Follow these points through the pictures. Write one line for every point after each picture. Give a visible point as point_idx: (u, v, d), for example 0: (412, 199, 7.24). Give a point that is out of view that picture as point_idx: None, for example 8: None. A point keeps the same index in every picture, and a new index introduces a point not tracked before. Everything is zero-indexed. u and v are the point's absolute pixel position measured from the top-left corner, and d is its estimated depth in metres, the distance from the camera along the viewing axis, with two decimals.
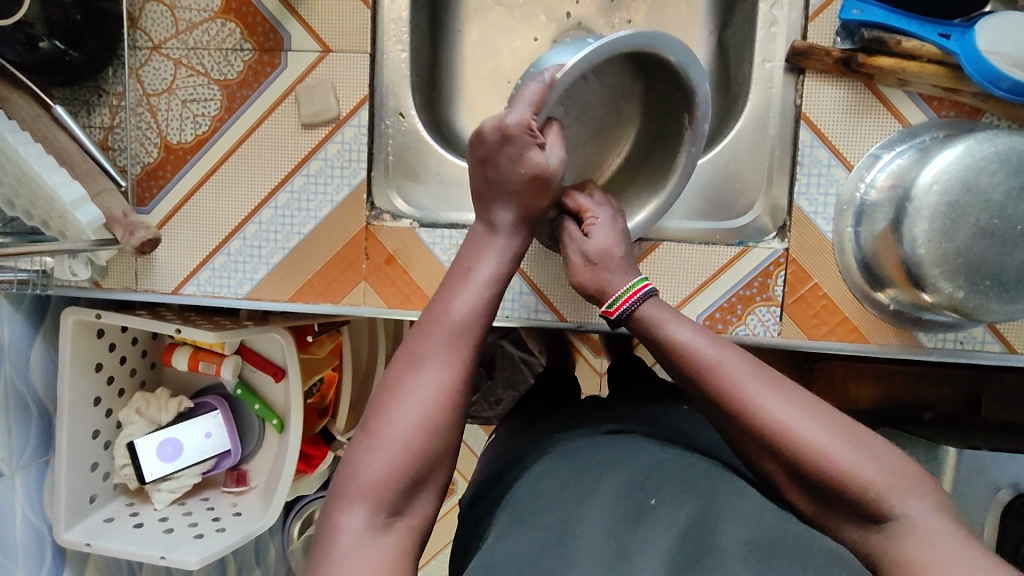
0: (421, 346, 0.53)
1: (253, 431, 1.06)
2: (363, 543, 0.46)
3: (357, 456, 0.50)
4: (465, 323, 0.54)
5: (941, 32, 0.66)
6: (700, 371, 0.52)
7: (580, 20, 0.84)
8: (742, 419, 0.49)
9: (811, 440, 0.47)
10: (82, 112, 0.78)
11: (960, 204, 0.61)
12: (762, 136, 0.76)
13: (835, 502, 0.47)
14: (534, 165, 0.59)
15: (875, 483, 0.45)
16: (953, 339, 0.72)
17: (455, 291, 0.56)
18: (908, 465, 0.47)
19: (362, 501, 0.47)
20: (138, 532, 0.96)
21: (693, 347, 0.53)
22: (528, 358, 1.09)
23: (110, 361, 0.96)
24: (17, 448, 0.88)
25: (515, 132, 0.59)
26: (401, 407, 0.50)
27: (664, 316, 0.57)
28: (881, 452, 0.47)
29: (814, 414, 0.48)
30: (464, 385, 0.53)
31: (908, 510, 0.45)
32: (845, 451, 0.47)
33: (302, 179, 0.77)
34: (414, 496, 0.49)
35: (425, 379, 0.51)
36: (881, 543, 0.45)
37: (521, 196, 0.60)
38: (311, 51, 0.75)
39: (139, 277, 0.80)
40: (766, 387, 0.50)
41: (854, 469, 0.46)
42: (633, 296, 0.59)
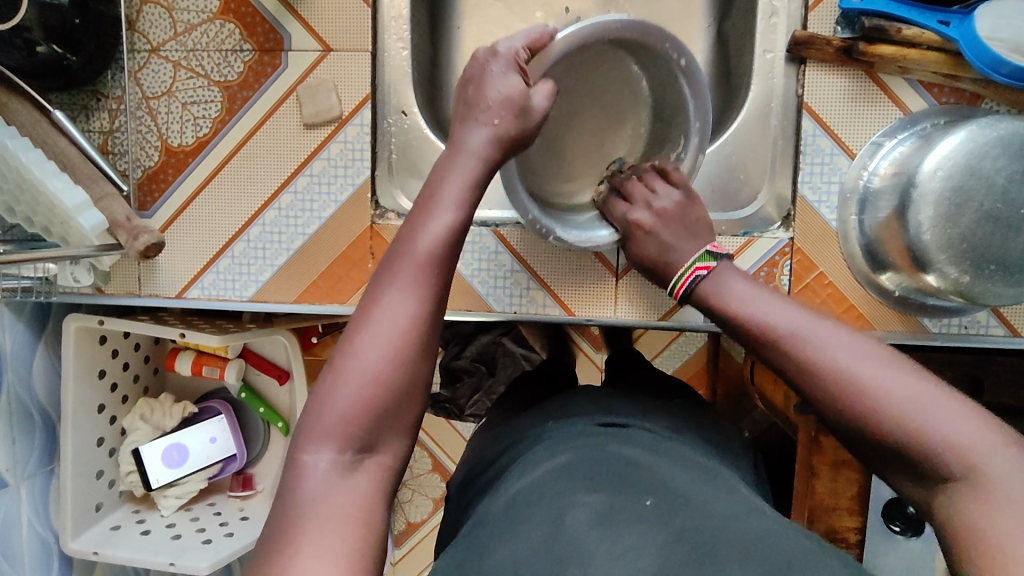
0: (384, 275, 0.49)
1: (258, 435, 1.05)
2: (332, 484, 0.44)
3: (323, 391, 0.47)
4: (431, 251, 0.50)
5: (940, 19, 0.66)
6: (774, 337, 0.50)
7: (578, 15, 0.85)
8: (817, 382, 0.48)
9: (883, 395, 0.45)
10: (81, 117, 0.77)
11: (963, 189, 0.61)
12: (764, 126, 0.76)
13: (903, 463, 0.45)
14: (514, 89, 0.57)
15: (953, 437, 0.43)
16: (956, 324, 0.73)
17: (422, 218, 0.52)
18: (999, 428, 0.44)
19: (329, 439, 0.45)
20: (145, 539, 0.95)
21: (761, 312, 0.52)
22: (528, 354, 1.08)
23: (113, 368, 0.95)
24: (21, 458, 0.87)
25: (503, 56, 0.58)
26: (367, 339, 0.47)
27: (731, 290, 0.55)
28: (961, 408, 0.44)
29: (889, 370, 0.46)
30: (434, 313, 0.49)
31: (988, 467, 0.42)
32: (921, 407, 0.44)
33: (305, 180, 0.77)
34: (382, 431, 0.47)
35: (392, 310, 0.48)
36: (948, 505, 0.43)
37: (491, 119, 0.56)
38: (312, 51, 0.75)
39: (142, 282, 0.79)
40: (841, 347, 0.48)
41: (929, 424, 0.43)
42: (691, 277, 0.60)
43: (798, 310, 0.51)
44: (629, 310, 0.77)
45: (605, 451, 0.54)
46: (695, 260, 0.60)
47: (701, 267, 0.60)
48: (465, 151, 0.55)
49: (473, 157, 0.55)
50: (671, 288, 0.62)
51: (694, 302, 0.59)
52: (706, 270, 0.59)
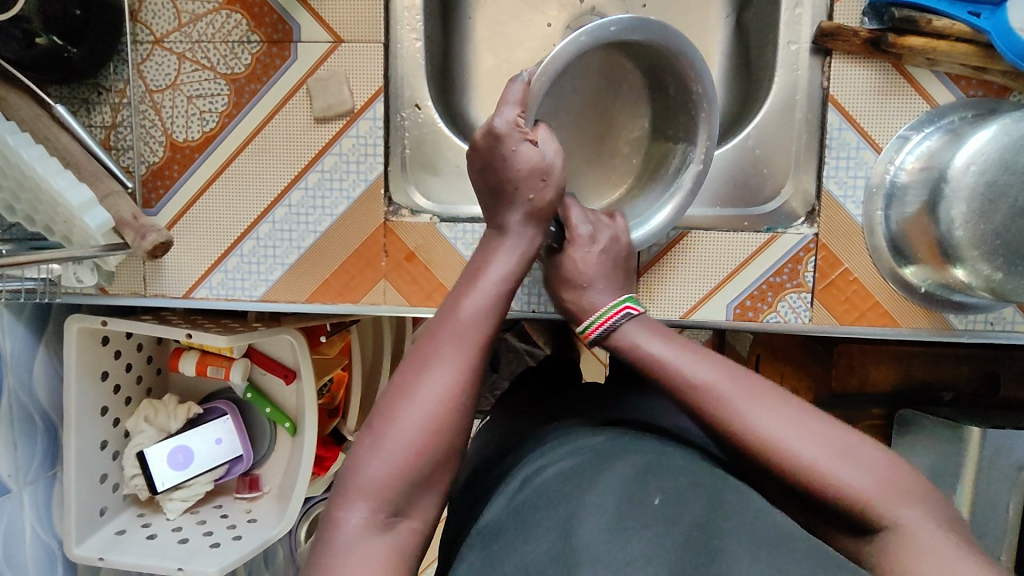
0: (428, 347, 0.52)
1: (264, 436, 1.04)
2: (364, 542, 0.45)
3: (360, 454, 0.48)
4: (472, 323, 0.53)
5: (971, 10, 0.64)
6: (690, 391, 0.50)
7: (594, 5, 0.82)
8: (735, 437, 0.48)
9: (800, 454, 0.46)
10: (82, 112, 0.74)
11: (998, 184, 0.59)
12: (789, 119, 0.74)
13: (826, 513, 0.47)
14: (530, 159, 0.58)
15: (864, 492, 0.45)
16: (982, 320, 0.72)
17: (462, 291, 0.55)
18: (898, 470, 0.46)
19: (365, 499, 0.46)
20: (152, 543, 0.93)
21: (676, 361, 0.52)
22: (533, 350, 1.07)
23: (115, 369, 0.93)
24: (23, 463, 0.84)
25: (502, 132, 0.58)
26: (407, 408, 0.49)
27: (643, 336, 0.55)
28: (873, 457, 0.46)
29: (802, 425, 0.47)
30: (471, 387, 0.51)
31: (895, 517, 0.44)
32: (836, 464, 0.46)
33: (317, 176, 0.74)
34: (415, 497, 0.48)
35: (431, 381, 0.50)
36: (875, 552, 0.45)
37: (522, 193, 0.58)
38: (322, 42, 0.73)
39: (147, 282, 0.77)
40: (756, 402, 0.49)
41: (846, 483, 0.45)
42: (618, 316, 0.57)
43: (709, 360, 0.52)
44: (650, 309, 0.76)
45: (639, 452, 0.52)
46: (620, 300, 0.59)
47: (630, 307, 0.58)
48: (505, 230, 0.59)
49: (515, 235, 0.59)
50: (584, 328, 0.59)
51: (603, 343, 0.58)
52: (633, 311, 0.57)
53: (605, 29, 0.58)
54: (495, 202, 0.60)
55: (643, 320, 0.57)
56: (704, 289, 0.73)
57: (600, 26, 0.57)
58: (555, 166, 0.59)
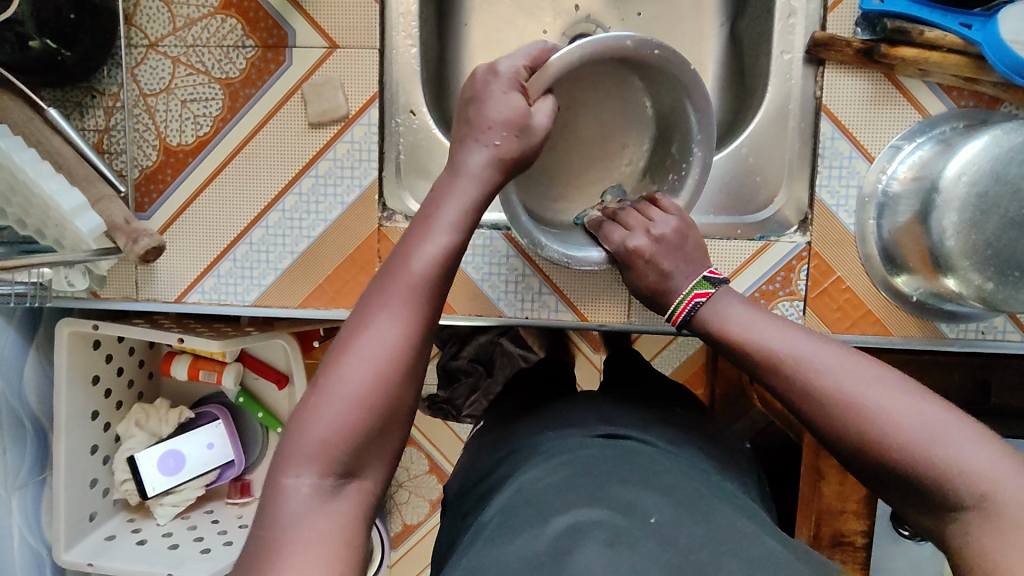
0: (376, 299, 0.50)
1: (256, 441, 1.03)
2: (312, 505, 0.44)
3: (306, 413, 0.47)
4: (425, 275, 0.51)
5: (963, 21, 0.65)
6: (771, 357, 0.51)
7: (588, 13, 0.83)
8: (820, 408, 0.48)
9: (893, 420, 0.45)
10: (75, 115, 0.74)
11: (989, 195, 0.60)
12: (782, 128, 0.75)
13: (905, 489, 0.45)
14: (516, 108, 0.57)
15: (970, 464, 0.42)
16: (973, 329, 0.72)
17: (413, 241, 0.53)
18: (1012, 453, 0.43)
19: (311, 461, 0.45)
20: (141, 549, 0.93)
21: (767, 336, 0.52)
22: (527, 354, 1.04)
23: (107, 373, 0.92)
24: (13, 468, 0.84)
25: (506, 74, 0.58)
26: (351, 365, 0.47)
27: (731, 314, 0.56)
28: (975, 432, 0.44)
29: (894, 389, 0.46)
30: (419, 340, 0.49)
31: (1004, 491, 0.41)
32: (937, 434, 0.44)
33: (310, 181, 0.74)
34: (364, 455, 0.47)
35: (377, 334, 0.48)
36: (959, 532, 0.42)
37: (495, 139, 0.57)
38: (317, 48, 0.73)
39: (140, 287, 0.77)
40: (850, 370, 0.48)
41: (945, 452, 0.43)
42: (694, 302, 0.59)
43: (805, 335, 0.52)
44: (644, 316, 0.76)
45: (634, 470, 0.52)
46: (693, 287, 0.60)
47: (701, 295, 0.59)
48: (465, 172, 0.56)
49: (472, 180, 0.55)
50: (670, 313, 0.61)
51: (690, 327, 0.59)
52: (706, 297, 0.59)
53: (621, 42, 0.59)
54: (464, 138, 0.58)
55: (725, 300, 0.58)
56: None
57: (619, 37, 0.59)
58: (536, 132, 0.57)
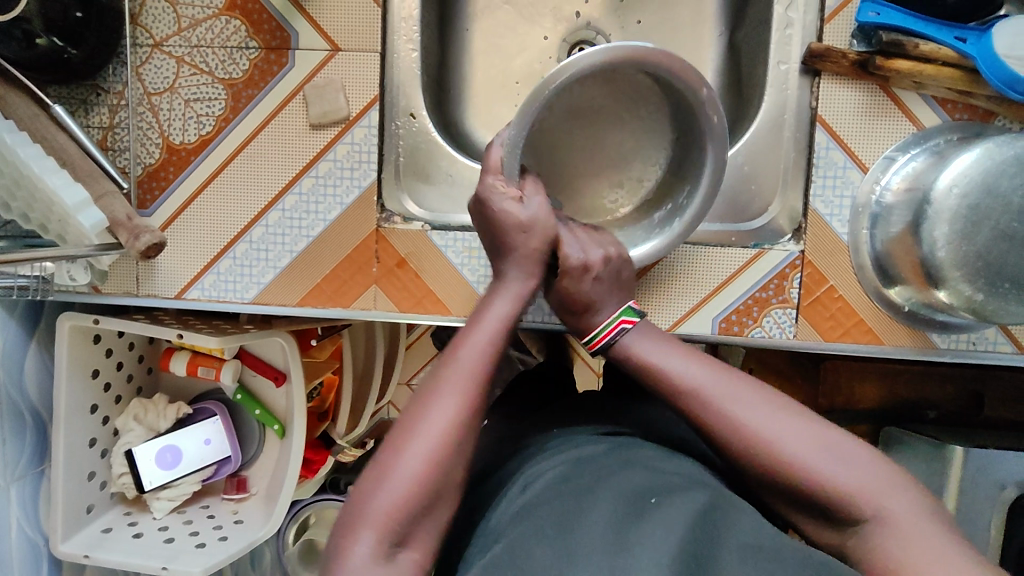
0: (433, 380, 0.52)
1: (253, 437, 1.04)
2: (371, 572, 0.44)
3: (368, 485, 0.48)
4: (480, 357, 0.53)
5: (957, 35, 0.66)
6: (684, 391, 0.53)
7: (588, 20, 0.84)
8: (725, 441, 0.50)
9: (787, 449, 0.48)
10: (80, 112, 0.75)
11: (979, 207, 0.61)
12: (777, 137, 0.75)
13: (811, 509, 0.48)
14: (511, 215, 0.60)
15: (850, 485, 0.47)
16: (964, 340, 0.73)
17: (470, 327, 0.55)
18: (884, 464, 0.48)
19: (370, 530, 0.46)
20: (137, 542, 0.93)
21: (673, 368, 0.54)
22: (525, 358, 1.08)
23: (107, 367, 0.93)
24: (12, 459, 0.84)
25: (487, 193, 0.61)
26: (411, 441, 0.49)
27: (640, 344, 0.57)
28: (864, 453, 0.48)
29: (786, 418, 0.50)
30: (472, 421, 0.51)
31: (882, 507, 0.46)
32: (823, 460, 0.48)
33: (311, 181, 0.75)
34: (418, 526, 0.47)
35: (436, 411, 0.50)
36: (858, 544, 0.46)
37: (513, 248, 0.60)
38: (320, 50, 0.74)
39: (140, 282, 0.77)
40: (747, 402, 0.51)
41: (831, 475, 0.47)
42: (615, 331, 0.59)
43: (704, 363, 0.54)
44: None
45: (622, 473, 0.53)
46: (617, 314, 0.60)
47: (625, 321, 0.59)
48: (503, 278, 0.60)
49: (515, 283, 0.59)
50: (587, 341, 0.60)
51: (604, 353, 0.60)
52: (629, 324, 0.59)
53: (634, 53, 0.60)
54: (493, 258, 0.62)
55: (641, 328, 0.59)
56: (691, 303, 0.74)
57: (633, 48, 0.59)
58: (542, 223, 0.60)
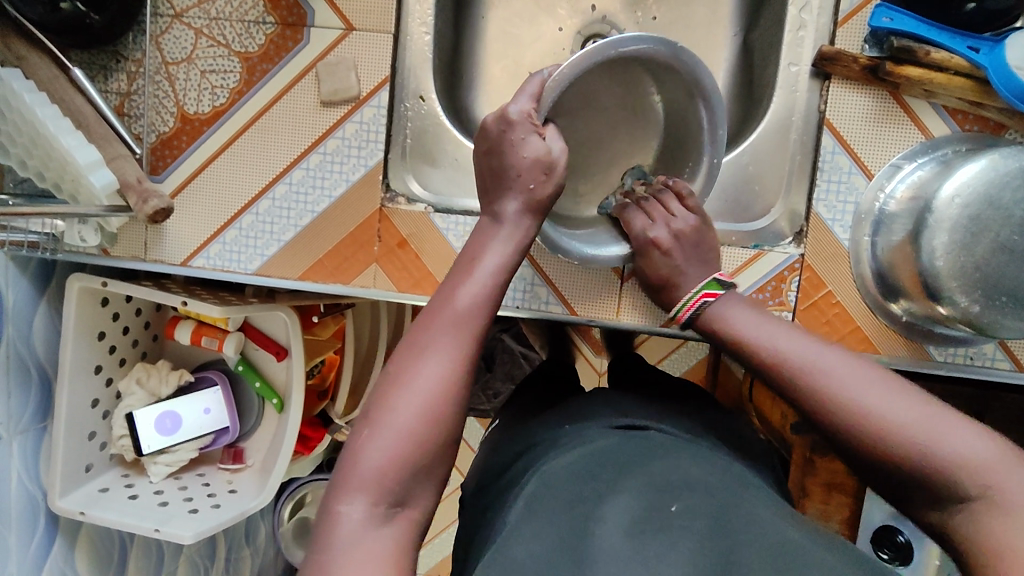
0: (425, 335, 0.53)
1: (252, 410, 1.06)
2: (365, 533, 0.45)
3: (358, 444, 0.49)
4: (469, 311, 0.54)
5: (970, 45, 0.66)
6: (774, 360, 0.53)
7: (604, 14, 0.84)
8: (821, 407, 0.50)
9: (887, 417, 0.47)
10: (99, 77, 0.77)
11: (979, 218, 0.60)
12: (783, 140, 0.76)
13: (912, 486, 0.46)
14: (535, 149, 0.61)
15: (965, 456, 0.44)
16: (962, 354, 0.72)
17: (458, 282, 0.56)
18: (1002, 443, 0.45)
19: (364, 490, 0.47)
20: (132, 504, 0.95)
21: (766, 337, 0.55)
22: (528, 353, 1.10)
23: (113, 331, 0.95)
24: (16, 413, 0.87)
25: (515, 120, 0.62)
26: (401, 396, 0.50)
27: (735, 316, 0.59)
28: (972, 430, 0.45)
29: (885, 388, 0.48)
30: (467, 375, 0.52)
31: (1000, 481, 0.43)
32: (932, 429, 0.45)
33: (318, 157, 0.76)
34: (415, 485, 0.48)
35: (428, 368, 0.51)
36: (967, 524, 0.43)
37: (524, 182, 0.61)
38: (334, 29, 0.75)
39: (148, 247, 0.79)
40: (847, 372, 0.50)
41: (942, 446, 0.45)
42: (699, 303, 0.63)
43: (802, 336, 0.54)
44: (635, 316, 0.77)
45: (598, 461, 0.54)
46: (703, 286, 0.64)
47: (708, 295, 0.63)
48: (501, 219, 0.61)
49: (510, 225, 0.61)
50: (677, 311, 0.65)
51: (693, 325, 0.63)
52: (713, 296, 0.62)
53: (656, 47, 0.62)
54: (495, 188, 0.63)
55: (725, 300, 0.61)
56: None
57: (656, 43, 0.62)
58: (556, 164, 0.62)
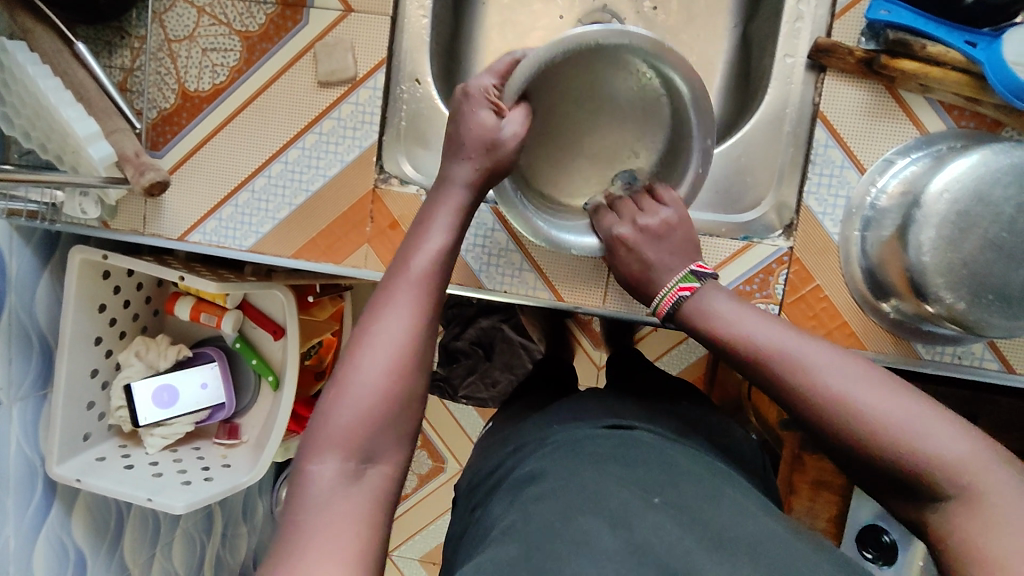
0: (384, 296, 0.53)
1: (248, 387, 1.08)
2: (339, 490, 0.46)
3: (327, 406, 0.49)
4: (427, 271, 0.55)
5: (968, 40, 0.65)
6: (758, 354, 0.51)
7: (605, 2, 0.84)
8: (808, 405, 0.49)
9: (870, 414, 0.46)
10: (103, 53, 0.78)
11: (969, 214, 0.60)
12: (777, 132, 0.76)
13: (897, 484, 0.46)
14: (485, 124, 0.61)
15: (942, 456, 0.44)
16: (950, 353, 0.71)
17: (414, 244, 0.57)
18: (981, 439, 0.45)
19: (336, 448, 0.47)
20: (126, 473, 0.97)
21: (745, 328, 0.53)
22: (528, 344, 1.09)
23: (113, 303, 0.98)
24: (17, 379, 0.89)
25: (473, 92, 0.63)
26: (365, 357, 0.50)
27: (711, 306, 0.56)
28: (955, 427, 0.45)
29: (874, 386, 0.47)
30: (427, 330, 0.52)
31: (979, 483, 0.43)
32: (915, 428, 0.45)
33: (314, 137, 0.77)
34: (386, 441, 0.49)
35: (389, 327, 0.51)
36: (944, 523, 0.44)
37: (467, 152, 0.61)
38: (333, 10, 0.76)
39: (147, 221, 0.81)
40: (834, 366, 0.49)
41: (922, 446, 0.45)
42: (674, 299, 0.59)
43: (784, 328, 0.52)
44: (620, 303, 0.77)
45: (573, 457, 0.54)
46: (679, 280, 0.60)
47: (684, 289, 0.59)
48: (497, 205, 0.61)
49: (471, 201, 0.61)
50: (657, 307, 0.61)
51: (674, 319, 0.59)
52: (688, 291, 0.58)
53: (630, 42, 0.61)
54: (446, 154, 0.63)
55: (704, 291, 0.58)
56: None
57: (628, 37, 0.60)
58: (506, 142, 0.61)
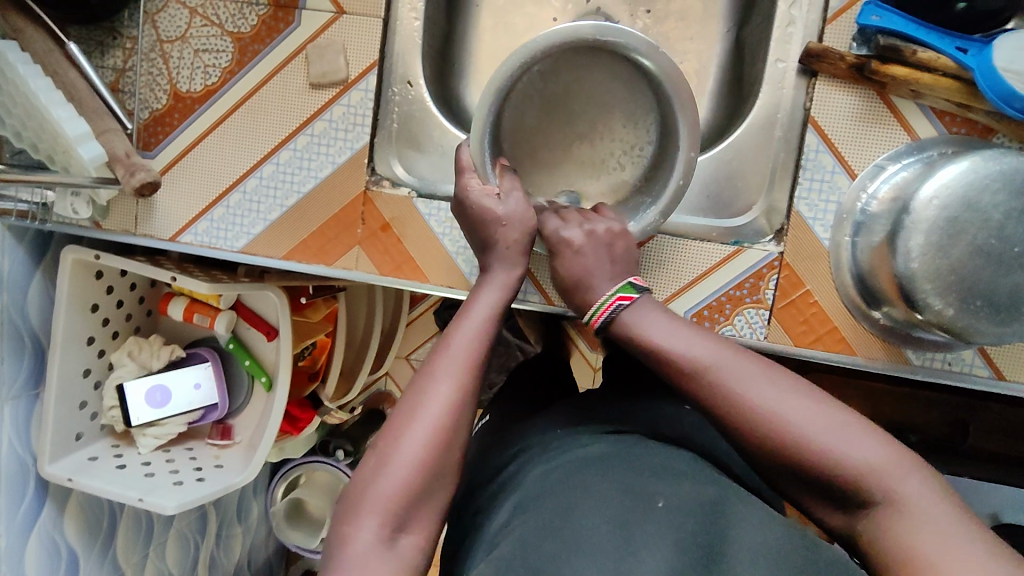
0: (429, 367, 0.53)
1: (242, 388, 1.08)
2: (374, 556, 0.46)
3: (368, 472, 0.50)
4: (472, 345, 0.55)
5: (959, 46, 0.65)
6: (687, 369, 0.51)
7: (599, 6, 0.84)
8: (738, 420, 0.48)
9: (797, 428, 0.46)
10: (96, 53, 0.78)
11: (958, 220, 0.59)
12: (768, 137, 0.76)
13: (824, 493, 0.47)
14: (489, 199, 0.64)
15: (865, 466, 0.44)
16: (941, 360, 0.71)
17: (460, 317, 0.57)
18: (898, 445, 0.46)
19: (373, 514, 0.48)
20: (118, 472, 0.97)
21: (674, 342, 0.53)
22: (524, 345, 1.06)
23: (106, 303, 0.98)
24: (9, 378, 0.89)
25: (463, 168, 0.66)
26: (408, 428, 0.50)
27: (638, 319, 0.56)
28: (874, 435, 0.46)
29: (799, 398, 0.48)
30: (469, 405, 0.52)
31: (900, 490, 0.43)
32: (839, 439, 0.46)
33: (306, 139, 0.77)
34: (420, 511, 0.49)
35: (430, 399, 0.51)
36: (875, 529, 0.44)
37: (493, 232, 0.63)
38: (326, 12, 0.76)
39: (138, 222, 0.81)
40: (759, 379, 0.49)
41: (846, 457, 0.45)
42: (610, 309, 0.58)
43: (709, 341, 0.53)
44: None
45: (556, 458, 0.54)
46: (616, 290, 0.59)
47: (623, 298, 0.58)
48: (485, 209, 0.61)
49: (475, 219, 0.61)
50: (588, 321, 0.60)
51: (607, 331, 0.58)
52: (626, 301, 0.57)
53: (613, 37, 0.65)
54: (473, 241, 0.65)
55: (643, 303, 0.58)
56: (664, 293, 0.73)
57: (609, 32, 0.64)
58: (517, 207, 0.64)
